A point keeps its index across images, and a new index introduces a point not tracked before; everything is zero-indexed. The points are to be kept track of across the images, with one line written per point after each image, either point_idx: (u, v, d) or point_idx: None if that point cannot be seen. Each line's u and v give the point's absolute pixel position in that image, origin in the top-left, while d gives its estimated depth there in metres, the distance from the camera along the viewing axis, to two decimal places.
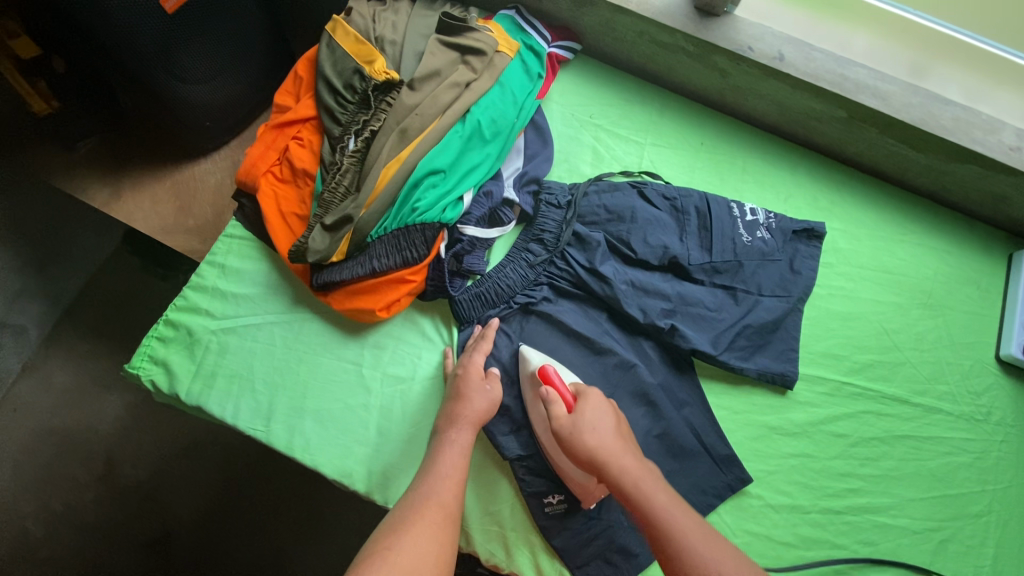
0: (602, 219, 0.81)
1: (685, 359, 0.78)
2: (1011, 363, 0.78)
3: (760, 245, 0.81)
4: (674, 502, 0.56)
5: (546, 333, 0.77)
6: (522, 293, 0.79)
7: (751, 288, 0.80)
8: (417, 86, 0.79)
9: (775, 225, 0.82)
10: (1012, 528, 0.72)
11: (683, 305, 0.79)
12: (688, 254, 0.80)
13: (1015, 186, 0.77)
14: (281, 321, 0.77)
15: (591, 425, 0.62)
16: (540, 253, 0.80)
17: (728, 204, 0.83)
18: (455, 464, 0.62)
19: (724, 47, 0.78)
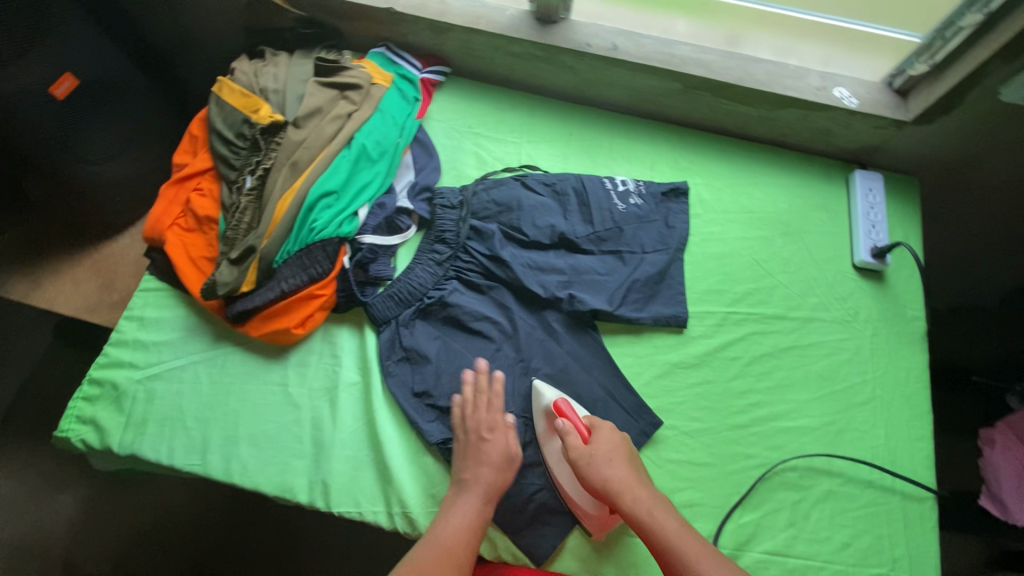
0: (495, 210, 0.89)
1: (589, 323, 0.85)
2: (866, 268, 0.89)
3: (633, 211, 0.91)
4: (690, 542, 0.65)
5: (460, 320, 0.84)
6: (433, 289, 0.85)
7: (633, 249, 0.89)
8: (301, 124, 0.87)
9: (644, 191, 0.92)
10: (894, 406, 0.82)
11: (578, 276, 0.87)
12: (574, 229, 0.89)
13: (831, 119, 0.90)
14: (205, 359, 0.81)
15: (615, 473, 0.70)
16: (445, 249, 0.86)
17: (601, 180, 0.93)
18: (463, 519, 0.69)
19: (566, 47, 0.90)
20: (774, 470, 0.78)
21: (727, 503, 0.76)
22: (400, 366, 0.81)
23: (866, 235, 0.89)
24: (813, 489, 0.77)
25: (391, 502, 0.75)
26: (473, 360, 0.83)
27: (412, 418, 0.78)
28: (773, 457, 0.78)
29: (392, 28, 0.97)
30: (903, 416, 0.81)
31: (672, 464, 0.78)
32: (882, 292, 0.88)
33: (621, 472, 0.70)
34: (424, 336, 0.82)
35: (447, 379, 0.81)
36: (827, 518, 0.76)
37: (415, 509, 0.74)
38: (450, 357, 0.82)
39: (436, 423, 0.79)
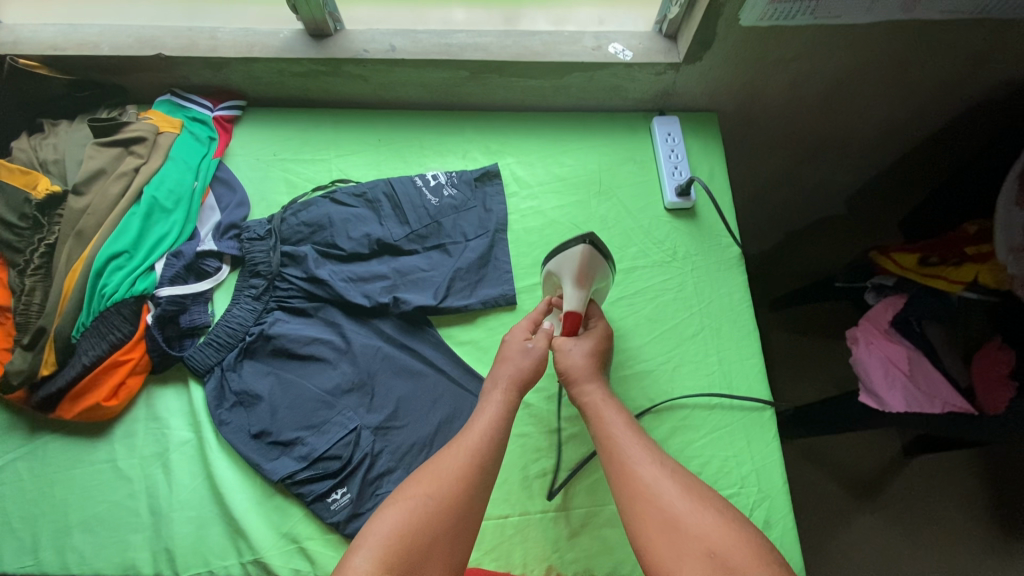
0: (307, 231, 0.87)
1: (423, 321, 0.85)
2: (678, 209, 0.92)
3: (449, 202, 0.91)
4: (662, 462, 0.60)
5: (289, 349, 0.81)
6: (256, 325, 0.82)
7: (454, 239, 0.89)
8: (83, 190, 0.84)
9: (456, 179, 0.93)
10: (724, 331, 0.84)
11: (403, 277, 0.87)
12: (390, 233, 0.88)
13: (614, 75, 0.93)
14: (23, 454, 0.76)
15: (580, 375, 0.71)
16: (259, 281, 0.84)
17: (412, 178, 0.92)
18: (493, 418, 0.65)
19: (343, 57, 0.90)
20: None
21: (577, 464, 0.77)
22: (233, 412, 0.78)
23: (670, 176, 0.92)
24: (659, 428, 0.79)
25: (242, 551, 0.71)
26: (310, 384, 0.80)
27: (253, 460, 0.75)
28: None
29: (171, 74, 0.94)
30: (733, 338, 0.84)
31: (522, 439, 0.79)
32: (696, 227, 0.91)
33: (608, 408, 0.67)
34: (254, 376, 0.80)
35: (283, 411, 0.78)
36: (676, 452, 0.77)
37: (268, 552, 0.71)
38: (284, 390, 0.79)
39: (280, 459, 0.75)
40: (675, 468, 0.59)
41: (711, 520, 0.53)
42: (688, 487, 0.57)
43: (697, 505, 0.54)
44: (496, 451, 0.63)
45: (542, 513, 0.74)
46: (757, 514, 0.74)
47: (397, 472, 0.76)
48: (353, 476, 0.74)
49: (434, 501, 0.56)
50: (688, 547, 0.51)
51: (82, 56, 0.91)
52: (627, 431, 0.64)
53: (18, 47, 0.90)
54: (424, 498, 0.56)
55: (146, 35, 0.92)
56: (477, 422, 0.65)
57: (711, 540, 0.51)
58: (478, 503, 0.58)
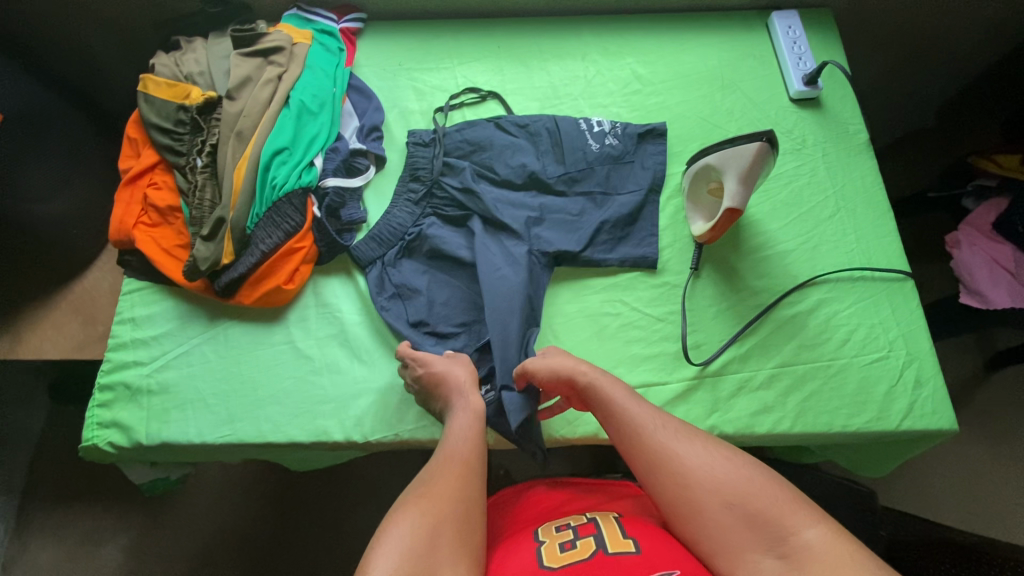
0: (468, 147, 0.89)
1: (545, 268, 0.83)
2: (803, 99, 0.93)
3: (609, 151, 0.88)
4: (665, 423, 0.65)
5: (440, 252, 0.84)
6: (413, 227, 0.86)
7: (605, 189, 0.87)
8: (235, 96, 0.88)
9: (623, 128, 0.90)
10: (859, 212, 0.87)
11: (542, 212, 0.86)
12: (545, 168, 0.87)
13: None
14: (207, 339, 0.81)
15: (576, 362, 0.72)
16: (419, 188, 0.87)
17: (577, 120, 0.90)
18: (461, 438, 0.68)
19: None
20: (768, 295, 0.82)
21: (732, 335, 0.80)
22: (392, 301, 0.82)
23: (795, 67, 0.93)
24: (806, 301, 0.81)
25: (424, 416, 0.77)
26: (462, 288, 0.83)
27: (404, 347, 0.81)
28: (763, 285, 0.83)
29: None
30: (869, 219, 0.86)
31: (675, 314, 0.81)
32: (822, 116, 0.92)
33: (606, 380, 0.70)
34: (411, 273, 0.84)
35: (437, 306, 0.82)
36: (825, 322, 0.80)
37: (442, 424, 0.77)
38: (439, 287, 0.83)
39: (437, 347, 0.80)
40: (676, 427, 0.65)
41: (723, 470, 0.60)
42: (692, 443, 0.63)
43: (710, 460, 0.61)
44: (480, 471, 0.65)
45: (699, 377, 0.78)
46: (908, 373, 0.77)
47: None
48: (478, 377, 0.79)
49: (438, 526, 0.56)
50: (707, 501, 0.58)
51: None
52: (634, 403, 0.68)
53: None
54: (427, 531, 0.55)
55: None
56: (455, 439, 0.68)
57: (732, 488, 0.58)
58: (474, 523, 0.59)
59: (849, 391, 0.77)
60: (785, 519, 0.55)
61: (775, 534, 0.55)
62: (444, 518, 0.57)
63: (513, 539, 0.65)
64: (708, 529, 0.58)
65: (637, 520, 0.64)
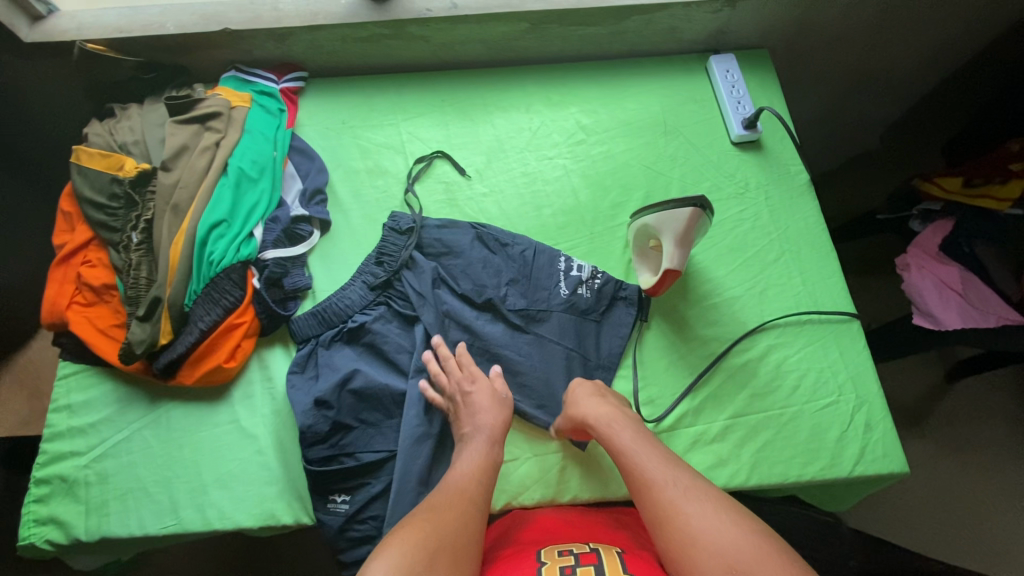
0: (439, 248, 0.88)
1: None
2: (744, 142, 0.95)
3: (579, 302, 0.84)
4: (678, 477, 0.63)
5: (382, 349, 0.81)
6: (359, 313, 0.83)
7: (563, 342, 0.82)
8: (170, 166, 0.86)
9: (604, 275, 0.85)
10: (804, 254, 0.88)
11: (486, 346, 0.82)
12: (505, 300, 0.84)
13: (672, 16, 0.95)
14: (148, 423, 0.79)
15: (604, 413, 0.70)
16: (377, 276, 0.85)
17: (557, 256, 0.86)
18: (469, 467, 0.68)
19: (407, 18, 0.91)
20: (718, 344, 0.82)
21: (686, 387, 0.80)
22: (305, 380, 0.79)
23: (735, 111, 0.95)
24: (755, 350, 0.82)
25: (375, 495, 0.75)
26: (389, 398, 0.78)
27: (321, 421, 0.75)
28: (713, 334, 0.83)
29: (235, 49, 0.95)
30: (813, 261, 0.87)
31: (627, 368, 0.81)
32: (764, 159, 0.94)
33: (617, 427, 0.69)
34: (341, 358, 0.80)
35: (361, 395, 0.77)
36: (775, 368, 0.81)
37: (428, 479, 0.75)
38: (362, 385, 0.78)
39: (330, 450, 0.75)
40: (691, 480, 0.63)
41: (728, 528, 0.57)
42: (701, 494, 0.61)
43: (716, 518, 0.58)
44: (481, 503, 0.64)
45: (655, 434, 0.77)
46: (858, 418, 0.78)
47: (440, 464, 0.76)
48: (360, 489, 0.74)
49: (435, 548, 0.55)
50: (708, 564, 0.55)
51: (148, 38, 0.91)
52: (640, 442, 0.68)
53: (83, 32, 0.90)
54: (420, 551, 0.54)
55: (208, 11, 0.93)
56: (463, 465, 0.68)
57: (735, 549, 0.55)
58: (472, 556, 0.58)
59: (801, 439, 0.77)
60: None
61: None
62: (440, 540, 0.56)
63: (515, 555, 0.62)
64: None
65: (638, 557, 0.61)
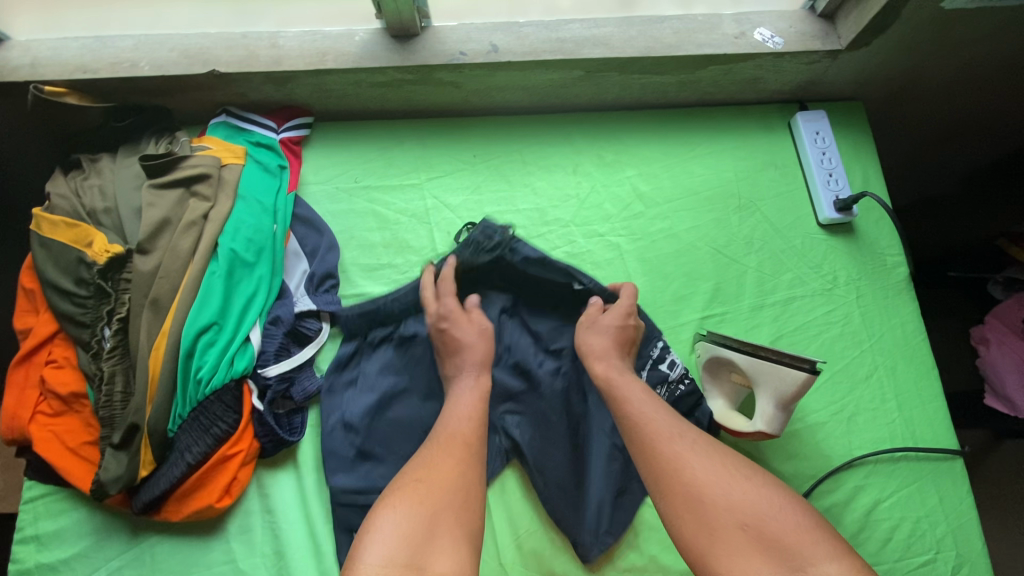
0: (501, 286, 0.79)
1: (500, 470, 0.70)
2: (833, 225, 0.80)
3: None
4: (684, 433, 0.57)
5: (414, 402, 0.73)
6: (402, 360, 0.74)
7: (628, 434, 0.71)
8: (149, 247, 0.71)
9: (692, 382, 0.70)
10: (900, 369, 0.74)
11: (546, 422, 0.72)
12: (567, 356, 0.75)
13: (758, 67, 0.78)
14: (130, 560, 0.67)
15: (601, 353, 0.68)
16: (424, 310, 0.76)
17: (647, 335, 0.73)
18: (469, 410, 0.63)
19: (437, 63, 0.74)
20: (799, 482, 0.70)
21: None
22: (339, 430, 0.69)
23: (825, 187, 0.79)
24: (838, 493, 0.70)
25: None
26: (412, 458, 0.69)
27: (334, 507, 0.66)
28: (792, 469, 0.71)
29: (226, 91, 0.79)
30: (911, 379, 0.74)
31: None
32: (856, 246, 0.79)
33: (624, 380, 0.64)
34: (375, 409, 0.71)
35: (381, 455, 0.69)
36: (865, 516, 0.69)
37: None
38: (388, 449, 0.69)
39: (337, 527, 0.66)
40: (696, 437, 0.57)
41: (735, 485, 0.52)
42: (708, 454, 0.56)
43: (727, 479, 0.53)
44: (480, 452, 0.59)
45: None
46: None
47: None
48: None
49: (437, 511, 0.51)
50: (717, 522, 0.50)
51: (119, 79, 0.75)
52: (646, 399, 0.62)
53: (38, 71, 0.74)
54: (422, 516, 0.50)
55: (192, 46, 0.76)
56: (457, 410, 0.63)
57: (745, 509, 0.50)
58: (475, 506, 0.54)
59: None
60: (799, 548, 0.48)
61: (786, 561, 0.47)
62: (441, 499, 0.52)
63: None
64: (716, 553, 0.49)
65: None
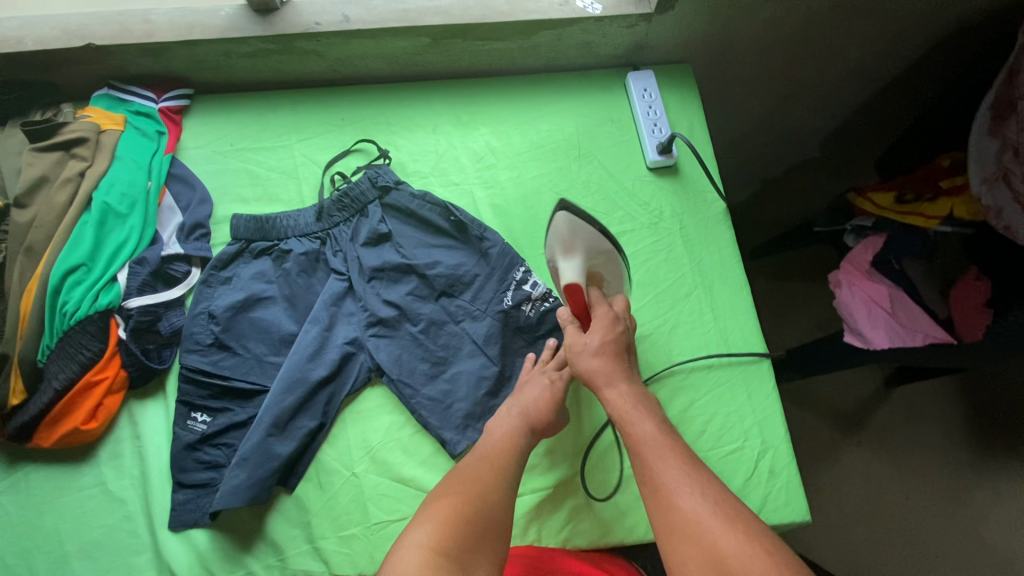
0: (395, 215, 0.85)
1: (364, 371, 0.78)
2: (661, 167, 0.90)
3: (519, 319, 0.80)
4: (696, 483, 0.56)
5: (284, 305, 0.80)
6: (284, 285, 0.81)
7: (493, 355, 0.79)
8: (26, 202, 0.77)
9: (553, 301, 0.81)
10: (717, 288, 0.84)
11: (411, 338, 0.80)
12: (438, 276, 0.81)
13: (586, 31, 0.88)
14: (5, 488, 0.72)
15: (608, 376, 0.67)
16: (317, 230, 0.83)
17: (515, 266, 0.81)
18: (503, 447, 0.66)
19: (294, 32, 0.83)
20: None
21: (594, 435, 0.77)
22: (204, 326, 0.77)
23: (651, 135, 0.90)
24: (660, 394, 0.79)
25: (252, 561, 0.71)
26: (269, 359, 0.77)
27: (181, 401, 0.74)
28: None
29: (106, 65, 0.86)
30: (726, 295, 0.84)
31: None
32: (681, 185, 0.89)
33: (638, 416, 0.64)
34: (244, 319, 0.78)
35: (237, 348, 0.77)
36: (681, 413, 0.78)
37: (321, 530, 0.72)
38: (248, 361, 0.77)
39: (188, 417, 0.74)
40: (713, 489, 0.56)
41: (719, 526, 0.52)
42: (722, 508, 0.54)
43: (726, 527, 0.52)
44: (511, 475, 0.64)
45: (555, 486, 0.75)
46: (762, 464, 0.76)
47: (322, 523, 0.72)
48: (204, 445, 0.73)
49: (462, 533, 0.55)
50: (690, 560, 0.51)
51: (3, 55, 0.82)
52: (667, 442, 0.61)
53: None
54: (447, 535, 0.54)
55: (71, 24, 0.83)
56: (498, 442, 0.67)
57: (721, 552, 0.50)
58: (497, 524, 0.58)
59: None
60: None
61: None
62: (468, 522, 0.56)
63: None
64: None
65: None
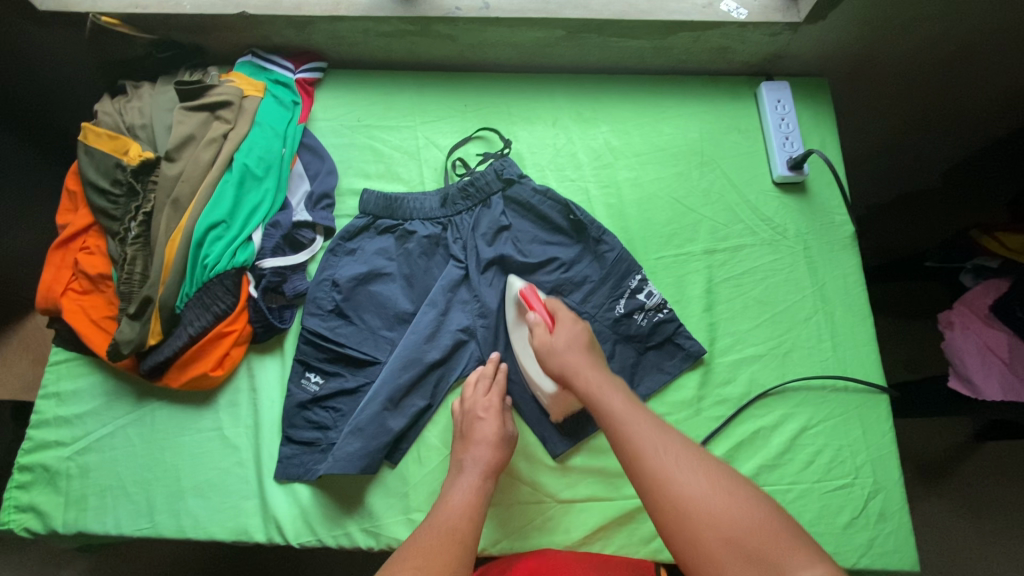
0: (515, 209, 0.85)
1: (474, 360, 0.80)
2: (787, 183, 0.86)
3: (630, 328, 0.79)
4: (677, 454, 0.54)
5: (402, 284, 0.82)
6: (404, 266, 0.83)
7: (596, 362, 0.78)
8: (175, 157, 0.82)
9: (669, 312, 0.79)
10: (838, 316, 0.80)
11: None
12: (550, 277, 0.82)
13: (724, 36, 0.86)
14: (133, 420, 0.78)
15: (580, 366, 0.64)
16: (439, 216, 0.85)
17: (631, 274, 0.80)
18: (463, 503, 0.65)
19: (434, 15, 0.84)
20: (732, 406, 0.76)
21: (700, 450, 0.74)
22: (327, 294, 0.80)
23: (781, 148, 0.86)
24: (769, 417, 0.76)
25: (350, 522, 0.73)
26: (383, 335, 0.79)
27: (298, 359, 0.78)
28: (725, 394, 0.77)
29: (253, 33, 0.90)
30: (848, 324, 0.80)
31: None
32: (807, 204, 0.86)
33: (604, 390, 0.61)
34: (365, 291, 0.81)
35: (353, 318, 0.79)
36: (789, 440, 0.75)
37: (416, 504, 0.73)
38: (364, 334, 0.79)
39: (304, 377, 0.78)
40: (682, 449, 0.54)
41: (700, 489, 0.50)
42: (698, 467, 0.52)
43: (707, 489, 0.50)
44: (472, 538, 0.61)
45: None
46: (872, 505, 0.72)
47: (419, 496, 0.74)
48: (315, 406, 0.76)
49: None
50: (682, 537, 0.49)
51: (164, 15, 0.87)
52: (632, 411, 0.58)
53: (98, 4, 0.87)
54: None
55: None
56: (455, 498, 0.65)
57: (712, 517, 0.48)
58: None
59: (807, 521, 0.71)
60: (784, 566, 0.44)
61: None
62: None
63: None
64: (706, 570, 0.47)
65: None
